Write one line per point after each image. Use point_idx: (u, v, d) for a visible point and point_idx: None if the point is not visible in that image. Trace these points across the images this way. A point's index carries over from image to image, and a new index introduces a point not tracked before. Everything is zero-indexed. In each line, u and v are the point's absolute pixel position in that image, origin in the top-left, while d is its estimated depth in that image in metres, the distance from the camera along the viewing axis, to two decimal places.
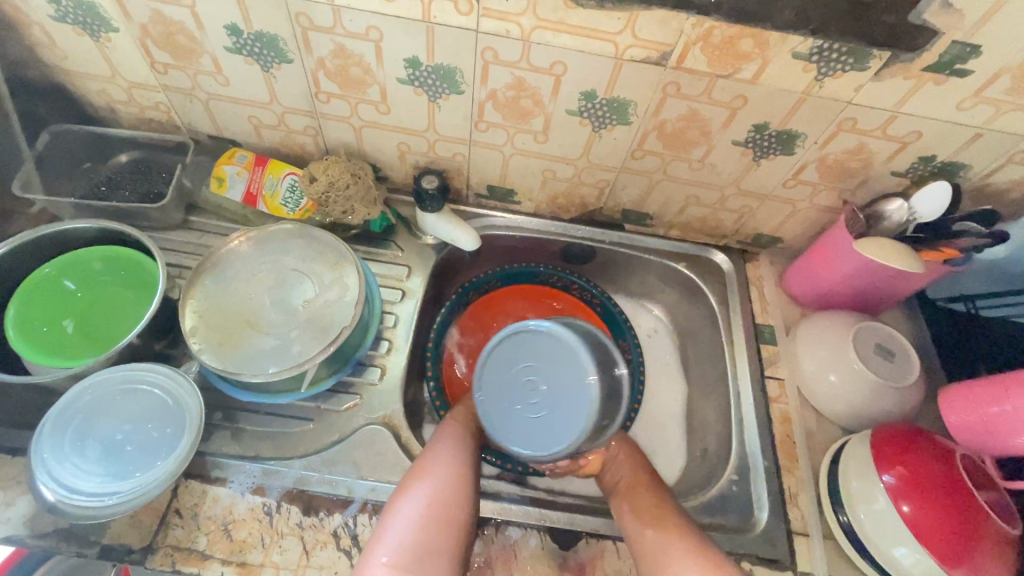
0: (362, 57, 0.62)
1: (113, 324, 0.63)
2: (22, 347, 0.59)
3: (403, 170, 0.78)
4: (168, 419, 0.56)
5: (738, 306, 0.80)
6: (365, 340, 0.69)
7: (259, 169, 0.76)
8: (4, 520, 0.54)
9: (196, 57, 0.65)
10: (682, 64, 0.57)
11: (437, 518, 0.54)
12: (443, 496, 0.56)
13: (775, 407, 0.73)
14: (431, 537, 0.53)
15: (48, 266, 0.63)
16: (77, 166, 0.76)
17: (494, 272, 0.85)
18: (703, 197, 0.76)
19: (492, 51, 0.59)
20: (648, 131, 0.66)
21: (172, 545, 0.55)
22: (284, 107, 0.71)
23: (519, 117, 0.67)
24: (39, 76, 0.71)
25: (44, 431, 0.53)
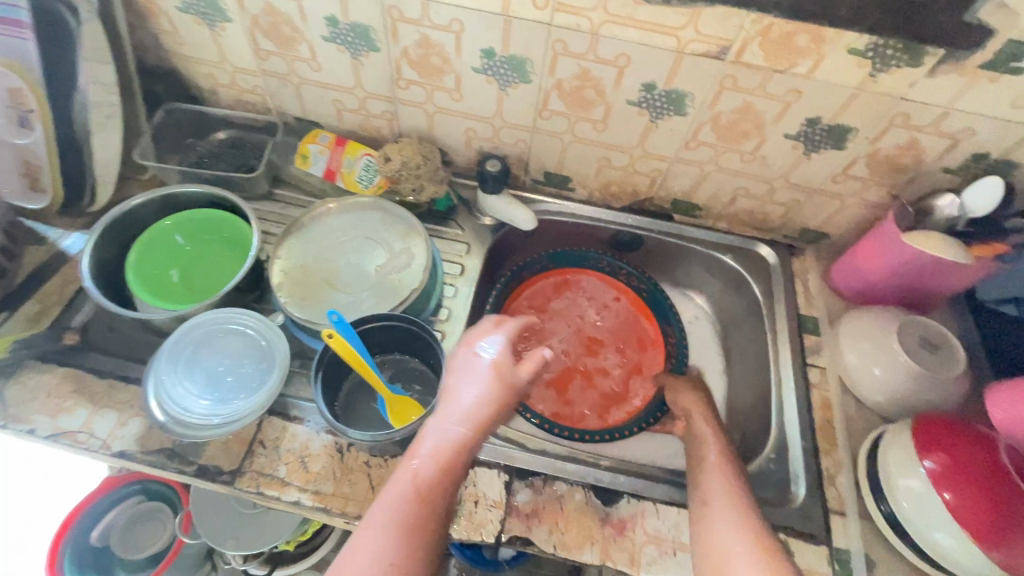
0: (443, 47, 0.69)
1: (213, 278, 0.71)
2: (138, 288, 0.67)
3: (467, 154, 0.85)
4: (260, 356, 0.63)
5: (782, 297, 0.82)
6: (428, 305, 0.75)
7: (339, 148, 0.84)
8: (120, 436, 0.62)
9: (295, 44, 0.74)
10: (740, 58, 0.61)
11: None
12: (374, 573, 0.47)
13: (816, 393, 0.74)
14: None
15: (169, 219, 0.71)
16: (181, 141, 0.86)
17: (548, 255, 0.91)
18: (752, 190, 0.79)
19: (563, 43, 0.65)
20: (703, 122, 0.70)
21: (257, 471, 0.62)
22: (366, 92, 0.78)
23: (581, 106, 0.72)
24: (158, 60, 0.81)
25: (161, 357, 0.61)
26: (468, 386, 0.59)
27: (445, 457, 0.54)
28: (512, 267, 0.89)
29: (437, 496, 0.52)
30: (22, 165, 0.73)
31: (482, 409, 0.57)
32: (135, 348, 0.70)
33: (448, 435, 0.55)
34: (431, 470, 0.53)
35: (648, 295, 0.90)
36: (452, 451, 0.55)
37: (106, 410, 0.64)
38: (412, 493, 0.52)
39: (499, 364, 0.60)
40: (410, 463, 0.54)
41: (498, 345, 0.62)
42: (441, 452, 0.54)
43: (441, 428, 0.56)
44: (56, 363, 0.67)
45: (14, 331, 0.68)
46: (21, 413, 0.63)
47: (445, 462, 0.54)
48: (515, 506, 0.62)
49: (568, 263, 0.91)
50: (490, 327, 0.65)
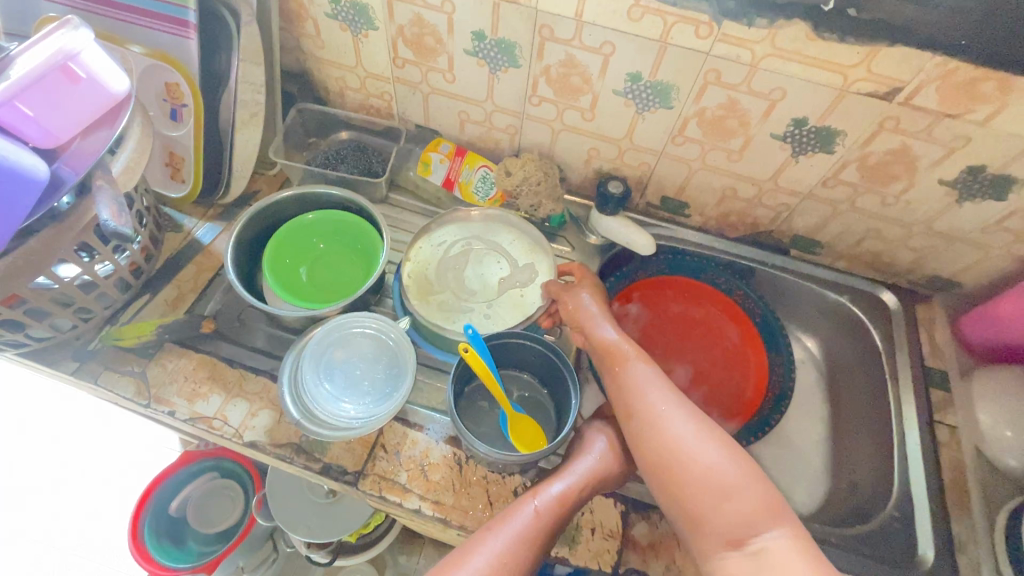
0: (587, 68, 0.69)
1: (339, 279, 0.73)
2: (269, 277, 0.69)
3: (584, 173, 0.84)
4: (391, 364, 0.64)
5: (905, 346, 0.79)
6: (543, 322, 0.75)
7: (458, 158, 0.85)
8: (252, 426, 0.65)
9: (435, 56, 0.75)
10: (910, 100, 0.59)
11: None
12: None
13: (943, 452, 0.71)
14: None
15: (310, 215, 0.73)
16: (304, 139, 0.89)
17: (666, 259, 0.87)
18: (885, 232, 0.76)
19: (716, 72, 0.63)
20: (849, 161, 0.68)
21: (379, 474, 0.63)
22: (495, 106, 0.79)
23: (719, 135, 0.71)
24: (295, 61, 0.84)
25: (305, 353, 0.63)
26: (586, 458, 0.59)
27: (552, 517, 0.55)
28: (623, 270, 0.87)
29: (541, 533, 0.54)
30: (167, 155, 0.78)
31: (593, 484, 0.58)
32: (262, 341, 0.72)
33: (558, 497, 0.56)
34: (544, 519, 0.54)
35: (760, 321, 0.85)
36: (561, 510, 0.55)
37: (238, 399, 0.66)
38: (521, 540, 0.53)
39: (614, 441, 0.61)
40: (524, 508, 0.54)
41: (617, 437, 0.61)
42: (552, 513, 0.55)
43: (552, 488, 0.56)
44: (192, 348, 0.69)
45: (155, 315, 0.71)
46: (162, 394, 0.66)
47: (553, 523, 0.55)
48: (631, 538, 0.62)
49: (684, 272, 0.88)
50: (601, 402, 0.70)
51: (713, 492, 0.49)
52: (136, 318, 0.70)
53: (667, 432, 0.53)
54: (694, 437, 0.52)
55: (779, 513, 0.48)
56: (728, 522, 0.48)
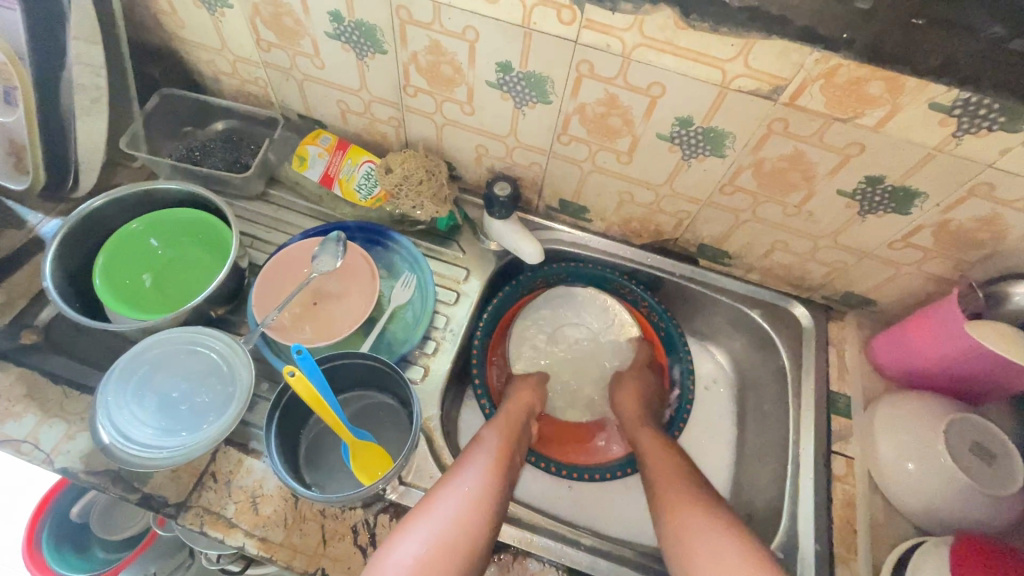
0: (455, 56, 0.61)
1: (186, 287, 0.66)
2: (102, 291, 0.62)
3: (477, 171, 0.77)
4: (219, 380, 0.58)
5: (812, 368, 0.73)
6: (413, 335, 0.70)
7: (339, 153, 0.77)
8: (65, 451, 0.58)
9: (298, 38, 0.67)
10: (795, 101, 0.52)
11: (452, 537, 0.51)
12: (450, 536, 0.51)
13: (839, 486, 0.65)
14: (444, 544, 0.51)
15: (137, 222, 0.65)
16: (178, 129, 0.82)
17: (566, 266, 0.81)
18: (792, 244, 0.70)
19: (588, 64, 0.56)
20: (743, 166, 0.61)
21: (203, 507, 0.57)
22: (372, 96, 0.72)
23: (605, 134, 0.64)
24: (158, 41, 0.75)
25: (112, 375, 0.55)
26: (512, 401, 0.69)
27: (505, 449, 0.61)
28: (520, 278, 0.80)
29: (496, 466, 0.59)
30: (8, 144, 0.70)
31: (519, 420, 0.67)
32: (97, 353, 0.65)
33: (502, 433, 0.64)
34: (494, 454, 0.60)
35: (664, 335, 0.79)
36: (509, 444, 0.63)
37: (55, 419, 0.60)
38: (485, 471, 0.58)
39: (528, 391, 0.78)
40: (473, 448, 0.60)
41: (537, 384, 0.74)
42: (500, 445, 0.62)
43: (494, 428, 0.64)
44: (11, 361, 0.63)
45: None
46: None
47: (503, 452, 0.61)
48: None
49: (586, 279, 0.81)
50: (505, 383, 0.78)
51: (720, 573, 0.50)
52: None
53: (690, 527, 0.55)
54: (697, 529, 0.55)
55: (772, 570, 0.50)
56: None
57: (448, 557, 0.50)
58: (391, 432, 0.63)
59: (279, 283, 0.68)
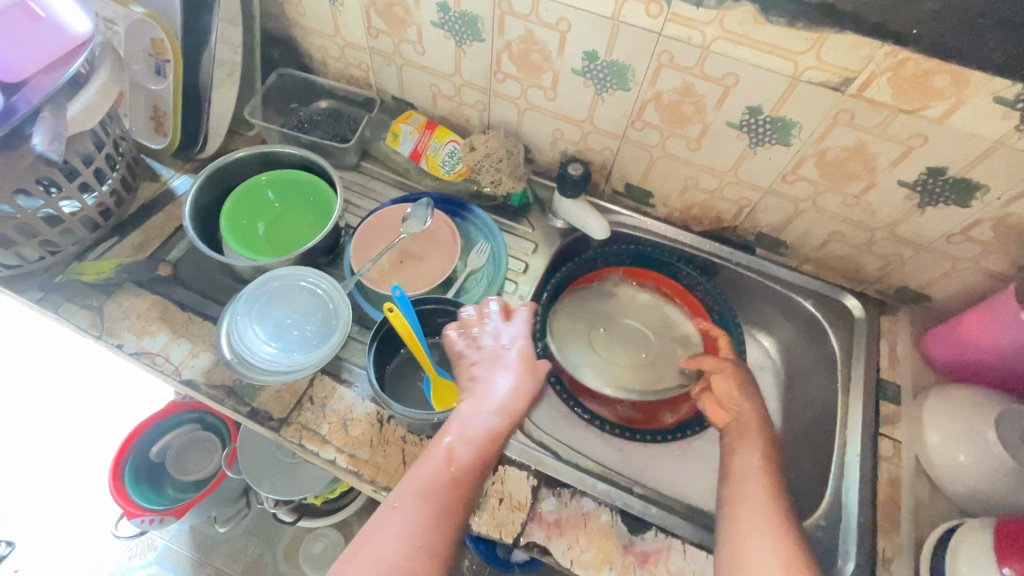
0: (546, 45, 0.69)
1: (292, 238, 0.76)
2: (225, 229, 0.72)
3: (551, 154, 0.84)
4: (326, 314, 0.67)
5: (863, 356, 0.75)
6: (485, 295, 0.77)
7: (428, 132, 0.86)
8: (191, 366, 0.68)
9: (405, 26, 0.76)
10: (862, 92, 0.57)
11: (416, 542, 0.52)
12: (414, 541, 0.52)
13: (884, 466, 0.67)
14: (406, 552, 0.51)
15: (264, 174, 0.76)
16: (286, 105, 0.92)
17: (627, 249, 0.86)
18: (849, 235, 0.73)
19: (669, 54, 0.63)
20: (807, 156, 0.66)
21: (301, 424, 0.65)
22: (464, 81, 0.80)
23: (677, 121, 0.70)
24: (280, 27, 0.86)
25: (242, 297, 0.65)
26: (503, 377, 0.65)
27: (480, 443, 0.59)
28: (583, 256, 0.86)
29: (467, 464, 0.57)
30: (152, 109, 0.82)
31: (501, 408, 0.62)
32: (216, 289, 0.75)
33: (479, 425, 0.60)
34: (465, 450, 0.58)
35: (718, 318, 0.84)
36: (486, 438, 0.60)
37: (182, 340, 0.70)
38: (456, 467, 0.56)
39: (522, 386, 0.65)
40: (445, 442, 0.58)
41: (517, 330, 0.68)
42: (475, 437, 0.59)
43: (472, 415, 0.61)
44: (147, 289, 0.73)
45: (119, 256, 0.75)
46: (113, 328, 0.70)
47: (478, 448, 0.59)
48: (539, 512, 0.62)
49: (644, 262, 0.87)
50: (501, 343, 0.67)
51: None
52: (101, 257, 0.75)
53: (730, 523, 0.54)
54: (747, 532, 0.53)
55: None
56: None
57: (416, 559, 0.51)
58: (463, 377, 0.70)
59: (374, 237, 0.77)
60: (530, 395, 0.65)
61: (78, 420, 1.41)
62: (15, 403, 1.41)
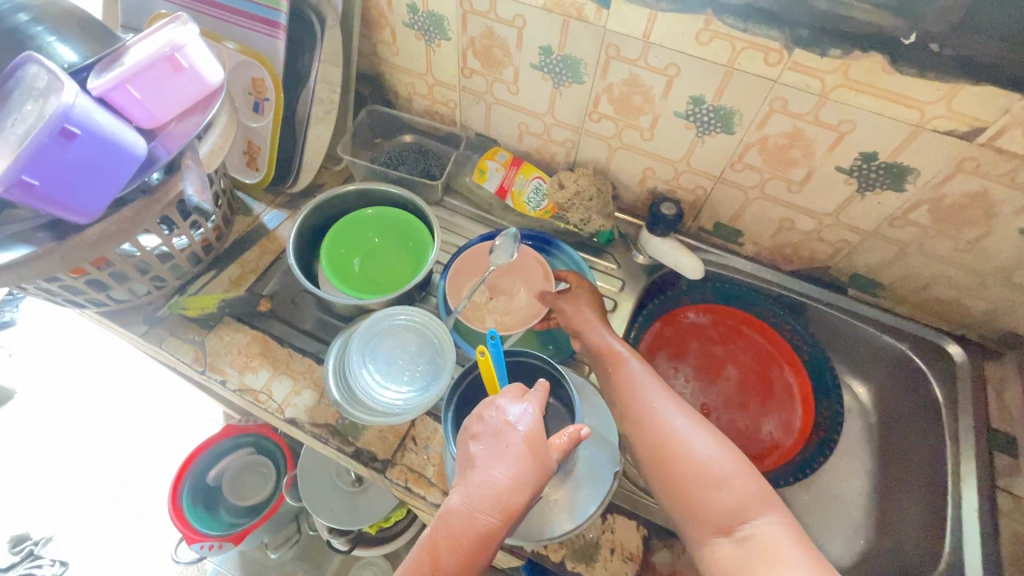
0: (650, 88, 0.69)
1: (388, 275, 0.76)
2: (326, 264, 0.73)
3: (638, 191, 0.84)
4: (431, 357, 0.68)
5: (969, 403, 0.73)
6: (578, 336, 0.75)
7: (513, 168, 0.87)
8: (293, 404, 0.68)
9: (502, 67, 0.77)
10: (993, 142, 0.56)
11: None
12: None
13: (1004, 522, 0.65)
14: None
15: (371, 210, 0.77)
16: (371, 140, 0.94)
17: (713, 286, 0.87)
18: (955, 280, 0.72)
19: (783, 100, 0.62)
20: (921, 201, 0.65)
21: (407, 465, 0.65)
22: (555, 119, 0.81)
23: (781, 164, 0.69)
24: (370, 66, 0.89)
25: (357, 336, 0.68)
26: (501, 467, 0.50)
27: (467, 549, 0.47)
28: (669, 293, 0.87)
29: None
30: (247, 144, 0.84)
31: (499, 506, 0.48)
32: (312, 324, 0.76)
33: (468, 525, 0.48)
34: (448, 563, 0.47)
35: (809, 359, 0.82)
36: (474, 544, 0.48)
37: (284, 376, 0.70)
38: None
39: (519, 473, 0.49)
40: (423, 550, 0.48)
41: (529, 408, 0.53)
42: (462, 541, 0.48)
43: (459, 509, 0.49)
44: (248, 324, 0.74)
45: (218, 290, 0.76)
46: (216, 363, 0.70)
47: (464, 558, 0.47)
48: (652, 564, 0.60)
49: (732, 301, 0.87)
50: (503, 415, 0.53)
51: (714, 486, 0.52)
52: (201, 290, 0.76)
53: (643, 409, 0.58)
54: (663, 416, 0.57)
55: (771, 498, 0.51)
56: (716, 510, 0.51)
57: None
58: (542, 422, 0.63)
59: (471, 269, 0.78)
60: (536, 486, 0.50)
61: (134, 441, 1.42)
62: (71, 421, 1.42)
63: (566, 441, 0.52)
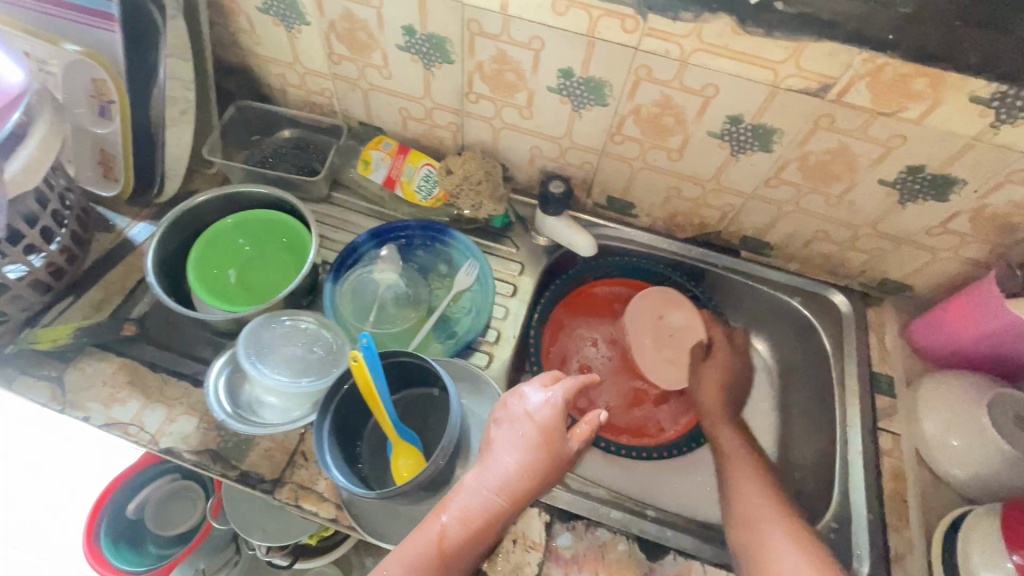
0: (519, 64, 0.67)
1: (268, 282, 0.71)
2: (194, 281, 0.68)
3: (529, 171, 0.82)
4: (323, 353, 0.66)
5: (854, 351, 0.76)
6: (475, 323, 0.75)
7: (400, 156, 0.83)
8: (169, 432, 0.63)
9: (369, 51, 0.73)
10: (843, 97, 0.57)
11: None
12: None
13: (887, 460, 0.68)
14: None
15: (230, 218, 0.71)
16: (247, 138, 0.87)
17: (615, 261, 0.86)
18: (832, 234, 0.74)
19: (647, 68, 0.61)
20: (790, 160, 0.66)
21: (298, 483, 0.61)
22: (435, 103, 0.77)
23: (658, 134, 0.69)
24: (233, 58, 0.82)
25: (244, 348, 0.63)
26: (511, 452, 0.53)
27: (479, 521, 0.52)
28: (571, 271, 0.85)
29: (460, 544, 0.51)
30: (99, 154, 0.76)
31: (510, 485, 0.52)
32: (189, 344, 0.70)
33: (479, 504, 0.52)
34: (458, 530, 0.51)
35: (710, 324, 0.83)
36: (483, 517, 0.52)
37: (157, 404, 0.65)
38: (444, 546, 0.50)
39: (530, 464, 0.53)
40: (435, 519, 0.52)
41: (546, 399, 0.56)
42: (473, 514, 0.52)
43: (472, 488, 0.53)
44: (113, 352, 0.68)
45: (76, 318, 0.69)
46: (78, 399, 0.64)
47: (472, 526, 0.51)
48: (555, 549, 0.60)
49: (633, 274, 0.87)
50: (526, 405, 0.56)
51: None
52: (57, 320, 0.69)
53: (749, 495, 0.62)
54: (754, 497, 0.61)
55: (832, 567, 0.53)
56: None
57: None
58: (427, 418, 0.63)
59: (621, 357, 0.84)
60: (547, 476, 0.53)
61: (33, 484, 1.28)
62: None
63: (584, 431, 0.55)
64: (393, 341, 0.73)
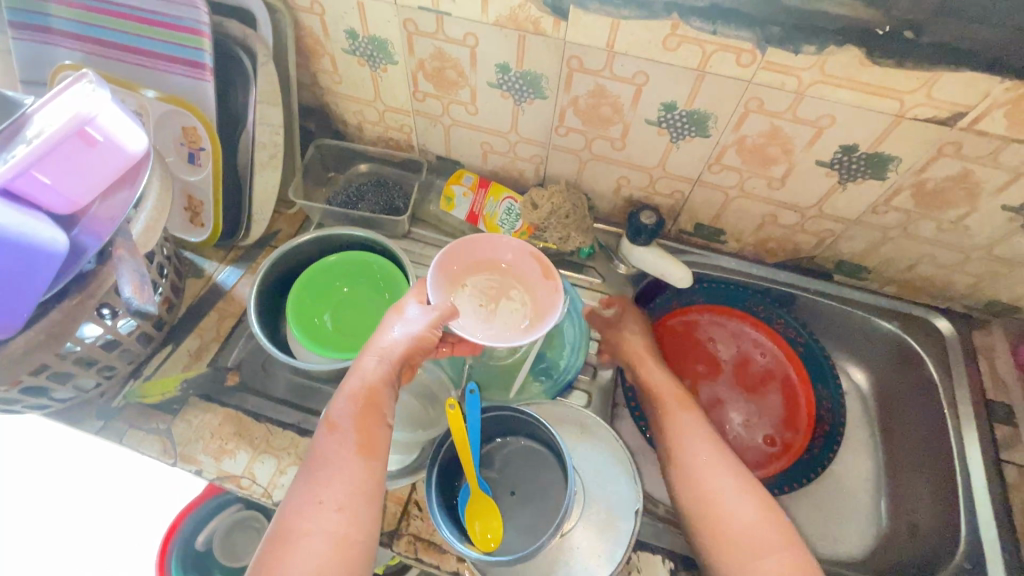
0: (618, 98, 0.65)
1: (364, 325, 0.71)
2: (294, 327, 0.67)
3: (614, 201, 0.81)
4: None
5: (965, 378, 0.73)
6: (574, 360, 0.72)
7: (482, 190, 0.82)
8: (281, 484, 0.62)
9: (456, 88, 0.72)
10: (973, 126, 0.55)
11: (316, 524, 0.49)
12: (329, 519, 0.49)
13: (1015, 494, 0.66)
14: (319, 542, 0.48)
15: (333, 257, 0.71)
16: (324, 175, 0.87)
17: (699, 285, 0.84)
18: (939, 258, 0.71)
19: (758, 100, 0.60)
20: (904, 187, 0.63)
21: (414, 534, 0.60)
22: (520, 136, 0.76)
23: (760, 163, 0.67)
24: (313, 98, 0.82)
25: None
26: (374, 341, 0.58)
27: (361, 399, 0.54)
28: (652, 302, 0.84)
29: (351, 426, 0.53)
30: (187, 200, 0.76)
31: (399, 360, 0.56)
32: (288, 391, 0.70)
33: (361, 386, 0.55)
34: (340, 416, 0.53)
35: (804, 350, 0.81)
36: (368, 391, 0.54)
37: (266, 456, 0.64)
38: (335, 430, 0.53)
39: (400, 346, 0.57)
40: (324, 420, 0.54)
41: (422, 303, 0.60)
42: (356, 394, 0.54)
43: (355, 378, 0.56)
44: (216, 402, 0.67)
45: (179, 368, 0.69)
46: (188, 452, 0.64)
47: (360, 405, 0.54)
48: None
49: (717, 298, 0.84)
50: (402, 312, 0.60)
51: (732, 512, 0.56)
52: (158, 371, 0.69)
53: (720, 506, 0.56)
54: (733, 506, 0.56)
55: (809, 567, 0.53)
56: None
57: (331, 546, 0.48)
58: (531, 470, 0.62)
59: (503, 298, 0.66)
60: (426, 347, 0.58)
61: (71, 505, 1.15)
62: None
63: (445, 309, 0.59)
64: (491, 379, 0.71)
